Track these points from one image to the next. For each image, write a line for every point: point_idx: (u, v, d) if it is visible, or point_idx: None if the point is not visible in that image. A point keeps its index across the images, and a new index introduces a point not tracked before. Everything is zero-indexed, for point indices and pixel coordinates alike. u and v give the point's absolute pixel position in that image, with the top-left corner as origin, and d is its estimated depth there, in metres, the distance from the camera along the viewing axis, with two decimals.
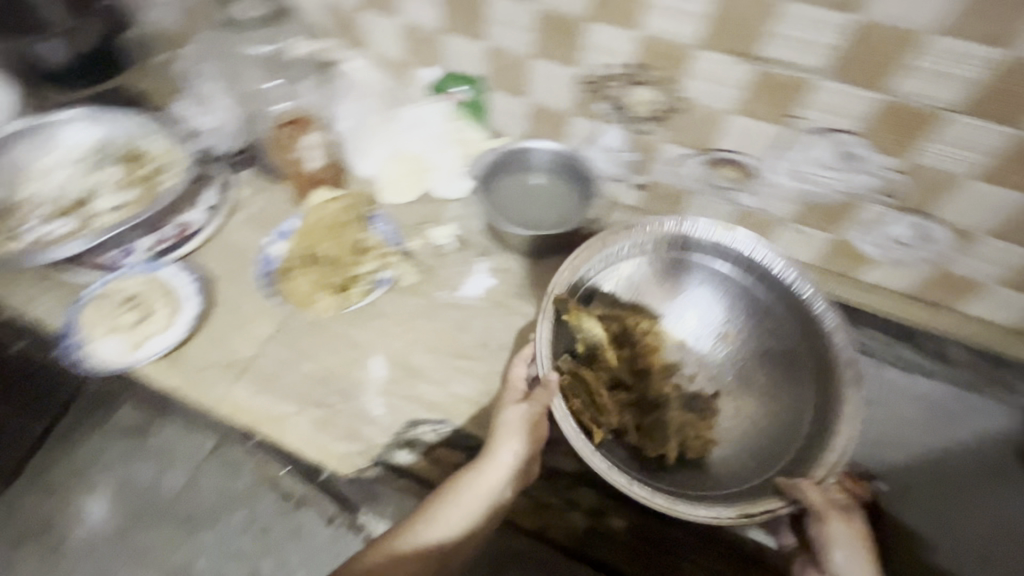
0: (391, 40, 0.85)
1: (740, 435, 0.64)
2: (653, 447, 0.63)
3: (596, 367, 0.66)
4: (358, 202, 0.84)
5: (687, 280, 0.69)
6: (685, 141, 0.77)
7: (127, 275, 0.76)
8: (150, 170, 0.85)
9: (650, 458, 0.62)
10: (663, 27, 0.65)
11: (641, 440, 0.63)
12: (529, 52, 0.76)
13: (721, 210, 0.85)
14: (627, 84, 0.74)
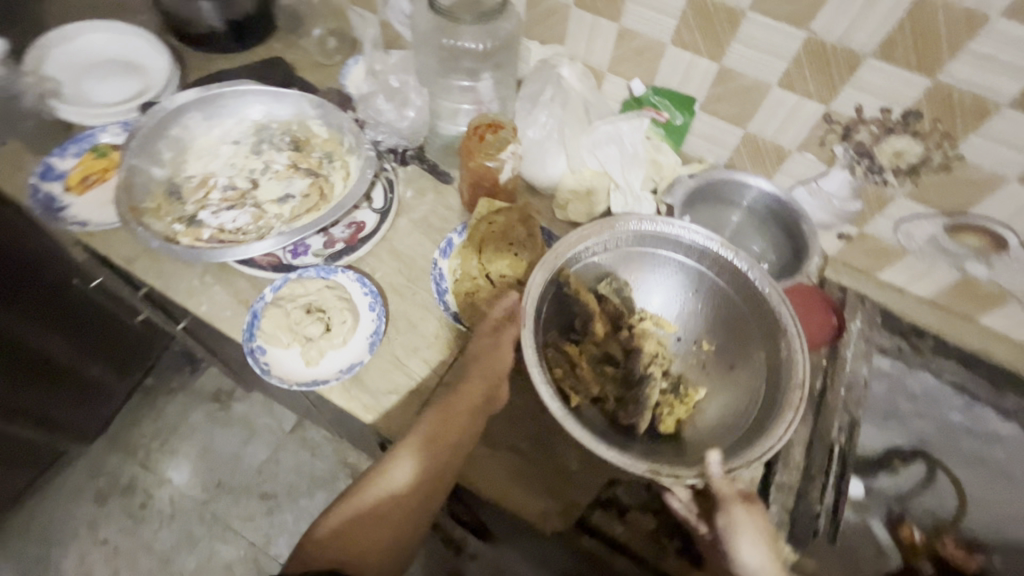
0: (599, 45, 0.76)
1: (711, 423, 0.62)
2: (623, 413, 0.61)
3: (581, 343, 0.65)
4: (529, 216, 0.75)
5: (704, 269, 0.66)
6: (927, 201, 0.69)
7: (305, 278, 0.71)
8: (318, 159, 0.80)
9: (623, 423, 0.61)
10: (970, 79, 0.56)
11: (618, 410, 0.62)
12: (770, 78, 0.68)
13: (939, 276, 0.77)
14: (885, 132, 0.65)
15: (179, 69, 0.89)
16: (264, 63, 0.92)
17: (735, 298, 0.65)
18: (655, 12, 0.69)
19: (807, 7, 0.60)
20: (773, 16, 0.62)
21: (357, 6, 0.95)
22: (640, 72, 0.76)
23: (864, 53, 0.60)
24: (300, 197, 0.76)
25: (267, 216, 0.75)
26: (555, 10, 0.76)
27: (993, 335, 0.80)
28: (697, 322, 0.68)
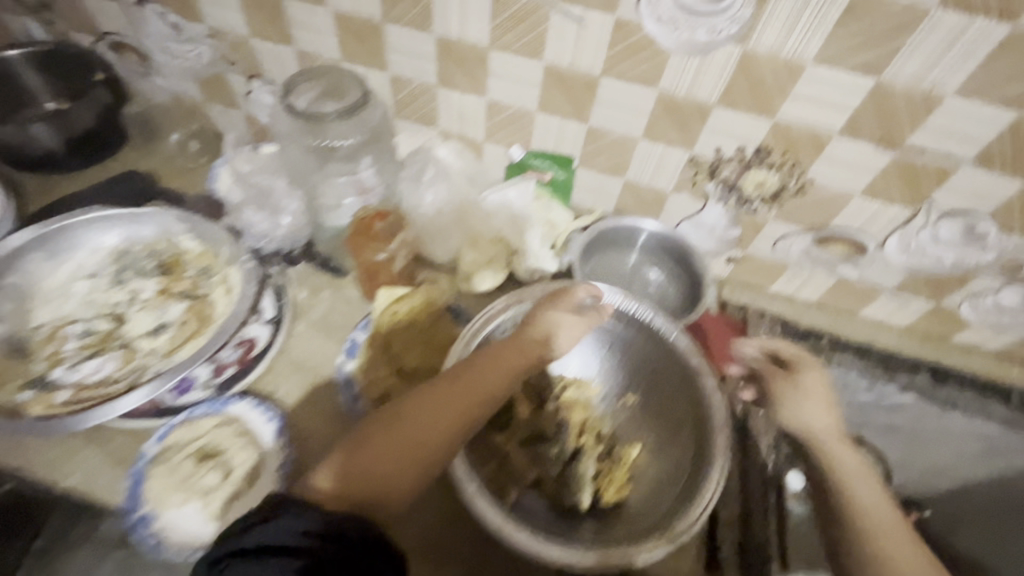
0: (471, 118, 0.77)
1: (653, 482, 0.62)
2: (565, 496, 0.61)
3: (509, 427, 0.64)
4: (430, 299, 0.73)
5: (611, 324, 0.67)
6: (794, 220, 0.75)
7: (193, 418, 0.63)
8: (192, 278, 0.73)
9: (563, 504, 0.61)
10: (802, 116, 0.62)
11: (557, 491, 0.62)
12: (636, 134, 0.71)
13: (820, 281, 0.83)
14: (744, 167, 0.70)
15: (14, 200, 0.80)
16: (117, 178, 0.84)
17: (644, 347, 0.66)
18: (516, 85, 0.70)
19: (651, 69, 0.63)
20: (624, 79, 0.65)
21: (216, 103, 0.90)
22: (516, 139, 0.78)
23: (710, 103, 0.64)
24: (176, 326, 0.69)
25: (139, 357, 0.67)
26: (421, 90, 0.76)
27: (877, 324, 0.87)
28: (616, 378, 0.69)
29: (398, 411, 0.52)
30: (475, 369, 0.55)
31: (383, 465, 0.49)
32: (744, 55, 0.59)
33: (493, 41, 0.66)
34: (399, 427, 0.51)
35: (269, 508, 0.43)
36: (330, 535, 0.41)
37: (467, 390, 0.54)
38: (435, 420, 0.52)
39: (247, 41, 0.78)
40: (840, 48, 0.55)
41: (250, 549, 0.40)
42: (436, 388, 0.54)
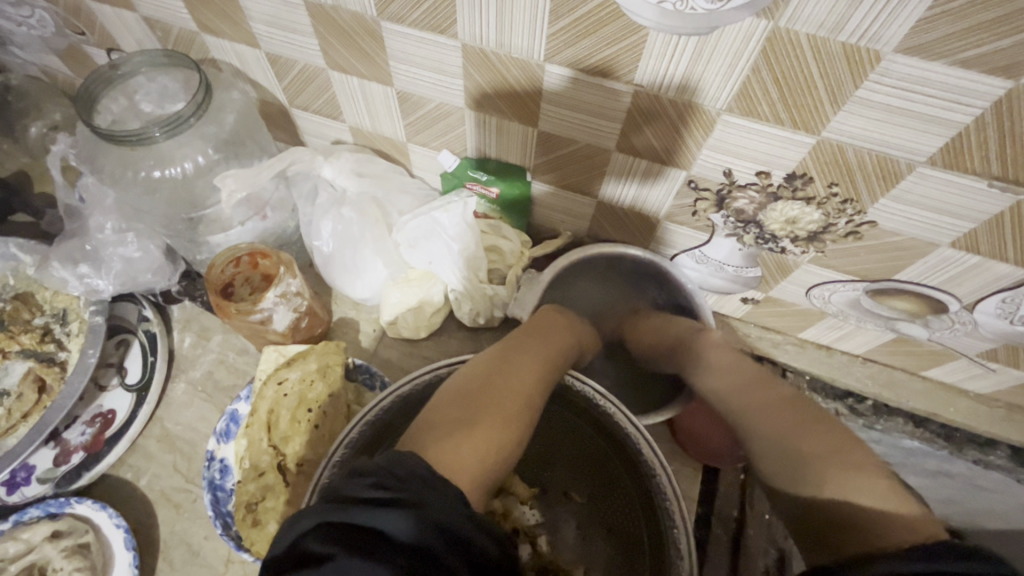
0: (383, 112, 0.55)
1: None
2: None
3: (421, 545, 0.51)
4: (326, 366, 0.55)
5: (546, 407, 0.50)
6: (837, 267, 0.52)
7: (24, 526, 0.50)
8: (42, 328, 0.58)
9: None
10: (864, 135, 0.38)
11: None
12: (607, 144, 0.48)
13: (869, 336, 0.60)
14: (768, 198, 0.47)
15: None
16: None
17: (593, 440, 0.50)
18: (431, 72, 0.48)
19: (620, 54, 0.39)
20: (579, 69, 0.42)
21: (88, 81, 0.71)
22: (445, 141, 0.56)
23: (716, 108, 0.41)
24: (10, 398, 0.55)
25: None
26: (309, 74, 0.54)
27: (946, 388, 0.64)
28: (566, 469, 0.54)
29: (448, 416, 0.42)
30: (500, 376, 0.46)
31: (468, 464, 0.40)
32: (771, 36, 0.34)
33: (382, 8, 0.43)
34: (503, 374, 0.47)
35: (386, 490, 0.33)
36: (447, 530, 0.33)
37: (507, 395, 0.45)
38: (503, 422, 0.44)
39: (83, 5, 0.57)
40: (948, 31, 0.31)
41: (333, 544, 0.31)
42: (462, 387, 0.45)
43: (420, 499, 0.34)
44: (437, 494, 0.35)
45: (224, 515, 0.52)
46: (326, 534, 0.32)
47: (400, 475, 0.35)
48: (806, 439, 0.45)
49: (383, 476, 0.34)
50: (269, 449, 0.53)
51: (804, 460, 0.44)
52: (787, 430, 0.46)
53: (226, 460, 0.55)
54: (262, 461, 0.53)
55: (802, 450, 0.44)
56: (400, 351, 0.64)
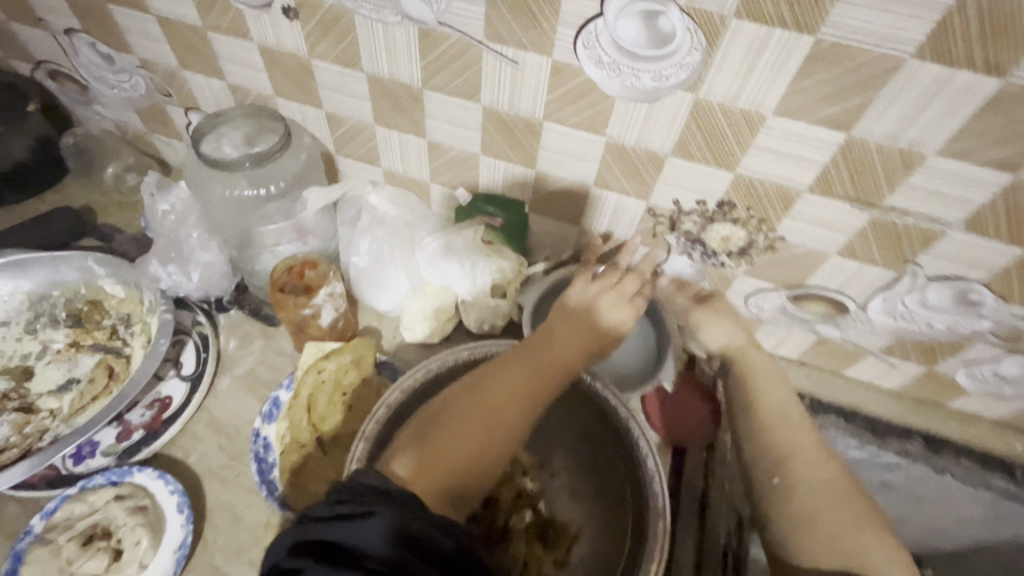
0: (415, 158, 0.71)
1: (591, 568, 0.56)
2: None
3: None
4: (360, 358, 0.67)
5: None
6: (764, 277, 0.68)
7: (90, 490, 0.58)
8: (110, 328, 0.69)
9: None
10: (767, 171, 0.55)
11: None
12: (589, 182, 0.64)
13: (798, 340, 0.75)
14: (707, 221, 0.63)
15: None
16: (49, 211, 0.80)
17: (586, 415, 0.61)
18: (457, 127, 0.64)
19: (598, 115, 0.56)
20: (567, 125, 0.58)
21: (158, 133, 0.86)
22: (464, 182, 0.72)
23: (664, 154, 0.58)
24: (83, 382, 0.64)
25: (37, 417, 0.61)
26: (359, 128, 0.70)
27: (865, 385, 0.79)
28: (556, 448, 0.63)
29: (424, 431, 0.50)
30: (489, 387, 0.52)
31: (428, 479, 0.46)
32: (696, 103, 0.52)
33: (428, 81, 0.60)
34: (480, 391, 0.52)
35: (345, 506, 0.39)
36: (412, 540, 0.37)
37: (478, 412, 0.50)
38: (484, 436, 0.50)
39: (179, 73, 0.73)
40: (802, 102, 0.48)
41: (302, 561, 0.36)
42: (441, 404, 0.52)
43: (368, 510, 0.38)
44: (384, 501, 0.39)
45: (264, 483, 0.60)
46: (295, 553, 0.37)
47: (358, 491, 0.40)
48: (847, 508, 0.49)
49: (340, 494, 0.40)
50: (308, 427, 0.63)
51: (828, 524, 0.48)
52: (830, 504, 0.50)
53: (264, 439, 0.64)
54: (303, 437, 0.62)
55: (826, 515, 0.49)
56: (415, 354, 0.75)
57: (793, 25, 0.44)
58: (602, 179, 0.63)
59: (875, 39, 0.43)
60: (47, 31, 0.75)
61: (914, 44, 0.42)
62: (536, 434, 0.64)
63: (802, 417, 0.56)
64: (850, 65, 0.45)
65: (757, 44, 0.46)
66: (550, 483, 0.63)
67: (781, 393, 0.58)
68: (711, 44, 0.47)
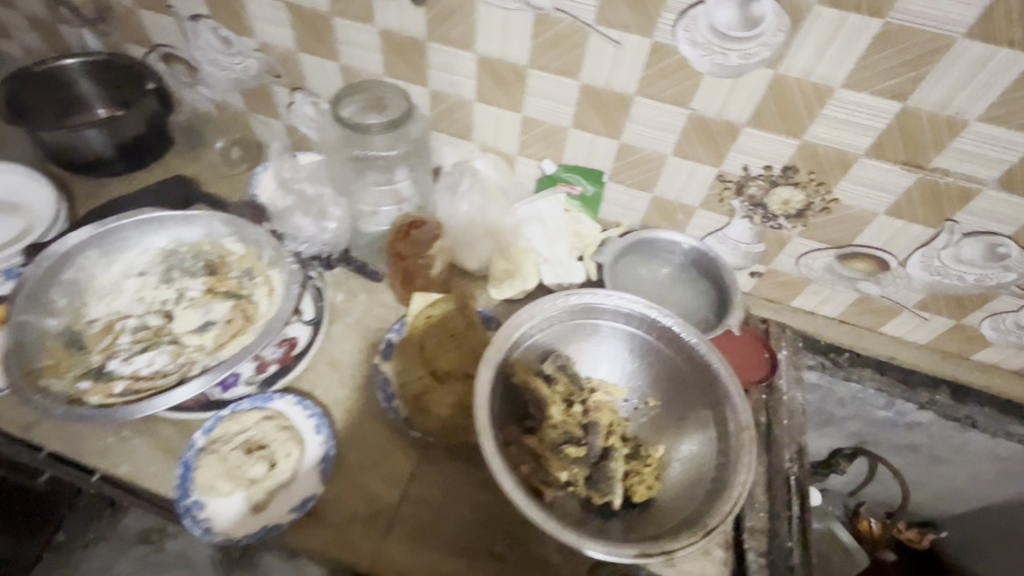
0: (507, 132, 0.80)
1: (679, 479, 0.64)
2: (597, 493, 0.63)
3: (539, 430, 0.66)
4: (463, 304, 0.75)
5: (630, 330, 0.71)
6: (817, 237, 0.77)
7: (240, 413, 0.66)
8: (237, 279, 0.76)
9: (596, 504, 0.63)
10: (831, 137, 0.65)
11: (589, 491, 0.64)
12: (667, 151, 0.74)
13: (841, 298, 0.85)
14: (771, 185, 0.73)
15: (64, 199, 0.84)
16: (164, 181, 0.88)
17: (668, 353, 0.70)
18: (553, 102, 0.73)
19: (686, 89, 0.66)
20: (657, 98, 0.68)
21: (257, 113, 0.94)
22: (549, 154, 0.81)
23: (741, 124, 0.67)
24: (221, 324, 0.72)
25: (186, 352, 0.69)
26: (459, 104, 0.79)
27: (899, 341, 0.89)
28: (640, 382, 0.72)
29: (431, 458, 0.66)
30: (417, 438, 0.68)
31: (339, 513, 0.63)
32: (776, 78, 0.61)
33: (534, 61, 0.69)
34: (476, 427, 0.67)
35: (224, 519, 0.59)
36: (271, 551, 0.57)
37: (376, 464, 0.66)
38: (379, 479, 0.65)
39: (294, 55, 0.82)
40: (867, 76, 0.58)
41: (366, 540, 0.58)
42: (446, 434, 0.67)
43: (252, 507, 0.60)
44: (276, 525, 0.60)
45: (390, 408, 0.69)
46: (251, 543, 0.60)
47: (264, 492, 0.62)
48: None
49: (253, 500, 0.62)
50: (421, 360, 0.71)
51: None
52: None
53: (383, 372, 0.71)
54: (418, 369, 0.70)
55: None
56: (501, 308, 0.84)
57: (866, 9, 0.54)
58: (680, 148, 0.73)
59: (933, 21, 0.53)
60: (172, 17, 0.84)
61: (965, 26, 0.52)
62: (621, 372, 0.73)
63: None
64: (911, 44, 0.55)
65: (833, 26, 0.55)
66: (636, 412, 0.71)
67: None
68: (794, 26, 0.57)
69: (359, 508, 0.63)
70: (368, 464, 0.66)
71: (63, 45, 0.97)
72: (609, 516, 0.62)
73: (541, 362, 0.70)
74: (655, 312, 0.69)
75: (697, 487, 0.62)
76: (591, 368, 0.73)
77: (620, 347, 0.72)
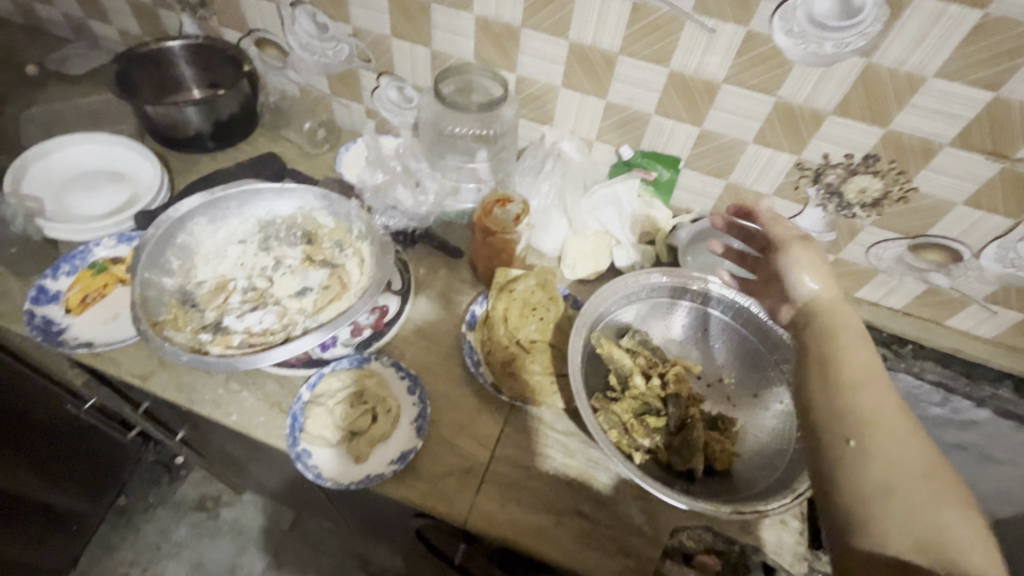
0: (588, 117, 0.83)
1: (758, 452, 0.66)
2: (680, 460, 0.64)
3: (621, 398, 0.69)
4: (546, 280, 0.76)
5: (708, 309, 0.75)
6: (890, 227, 0.79)
7: (339, 371, 0.70)
8: (330, 249, 0.81)
9: (679, 470, 0.65)
10: (916, 126, 0.67)
11: (671, 457, 0.65)
12: (748, 138, 0.77)
13: (908, 289, 0.87)
14: (850, 173, 0.75)
15: (165, 171, 0.90)
16: (256, 158, 0.93)
17: (745, 331, 0.73)
18: (639, 88, 0.77)
19: (775, 77, 0.69)
20: (744, 86, 0.71)
21: (341, 96, 0.99)
22: (627, 139, 0.84)
23: (826, 112, 0.70)
24: (318, 290, 0.76)
25: (288, 313, 0.73)
26: (545, 90, 0.82)
27: (963, 335, 0.90)
28: (715, 360, 0.74)
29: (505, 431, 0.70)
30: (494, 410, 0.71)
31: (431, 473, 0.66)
32: (868, 67, 0.64)
33: (626, 48, 0.73)
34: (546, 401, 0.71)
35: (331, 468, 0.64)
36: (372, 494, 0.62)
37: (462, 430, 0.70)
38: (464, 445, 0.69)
39: (387, 41, 0.86)
40: (961, 65, 0.60)
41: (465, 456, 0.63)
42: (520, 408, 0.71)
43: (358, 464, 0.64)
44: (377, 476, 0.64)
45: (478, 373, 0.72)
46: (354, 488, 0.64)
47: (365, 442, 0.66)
48: (926, 483, 0.44)
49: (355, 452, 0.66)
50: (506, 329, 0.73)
51: (890, 486, 0.45)
52: (899, 475, 0.45)
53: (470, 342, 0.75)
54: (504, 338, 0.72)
55: (908, 497, 0.44)
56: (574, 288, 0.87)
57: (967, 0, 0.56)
58: (762, 136, 0.75)
59: None
60: (272, 3, 0.89)
61: None
62: (697, 349, 0.75)
63: (874, 372, 0.52)
64: (1009, 34, 0.57)
65: (933, 17, 0.58)
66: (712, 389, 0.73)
67: (858, 339, 0.56)
68: (893, 16, 0.59)
69: (458, 465, 0.67)
70: (464, 426, 0.70)
71: (161, 28, 1.02)
72: (691, 483, 0.64)
73: (622, 336, 0.73)
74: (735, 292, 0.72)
75: (779, 457, 0.64)
76: (668, 345, 0.76)
77: (697, 326, 0.75)
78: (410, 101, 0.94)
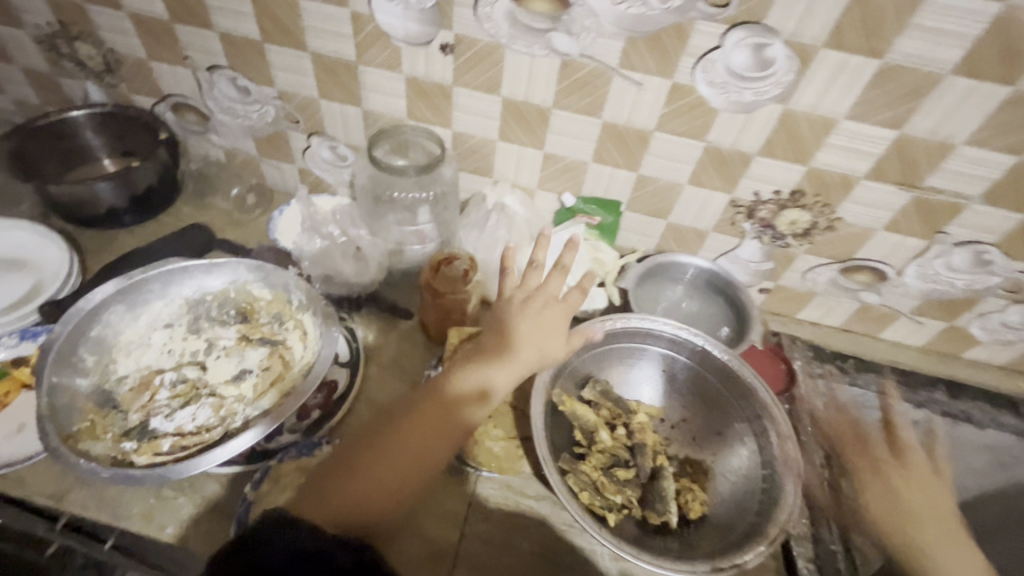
0: (528, 168, 0.84)
1: (729, 495, 0.66)
2: (653, 514, 0.64)
3: (589, 455, 0.67)
4: None
5: (667, 350, 0.75)
6: (821, 253, 0.83)
7: (288, 461, 0.64)
8: (268, 324, 0.75)
9: (654, 524, 0.64)
10: (834, 163, 0.71)
11: (644, 512, 0.64)
12: (683, 180, 0.79)
13: (845, 308, 0.91)
14: (780, 208, 0.79)
15: (75, 253, 0.82)
16: (179, 230, 0.87)
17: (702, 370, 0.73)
18: (576, 139, 0.77)
19: (703, 124, 0.71)
20: (675, 134, 0.73)
21: (270, 158, 0.94)
22: (568, 187, 0.85)
23: (753, 153, 0.73)
24: (258, 372, 0.70)
25: (226, 403, 0.67)
26: (482, 144, 0.82)
27: (896, 345, 0.95)
28: (676, 400, 0.75)
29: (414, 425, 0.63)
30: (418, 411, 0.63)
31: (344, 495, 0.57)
32: (785, 112, 0.67)
33: (558, 102, 0.73)
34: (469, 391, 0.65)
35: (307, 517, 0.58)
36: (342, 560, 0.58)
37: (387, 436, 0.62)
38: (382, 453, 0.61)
39: (315, 103, 0.83)
40: (867, 110, 0.65)
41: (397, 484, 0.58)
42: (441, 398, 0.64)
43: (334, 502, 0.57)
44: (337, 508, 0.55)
45: None
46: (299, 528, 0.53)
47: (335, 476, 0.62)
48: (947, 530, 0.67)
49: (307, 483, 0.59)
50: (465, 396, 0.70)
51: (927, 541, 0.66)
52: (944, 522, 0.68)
53: None
54: None
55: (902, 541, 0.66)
56: None
57: (867, 51, 0.60)
58: (697, 178, 0.78)
59: (923, 62, 0.60)
60: (188, 68, 0.84)
61: (951, 65, 0.59)
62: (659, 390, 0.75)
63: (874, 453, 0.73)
64: (906, 80, 0.61)
65: (838, 67, 0.62)
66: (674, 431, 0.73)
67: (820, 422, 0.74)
68: (803, 66, 0.63)
69: (381, 485, 0.59)
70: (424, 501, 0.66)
71: (63, 97, 0.95)
72: (667, 536, 0.63)
73: (582, 387, 0.72)
74: (690, 335, 0.73)
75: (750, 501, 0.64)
76: (631, 389, 0.76)
77: (655, 368, 0.75)
78: (345, 160, 0.91)
